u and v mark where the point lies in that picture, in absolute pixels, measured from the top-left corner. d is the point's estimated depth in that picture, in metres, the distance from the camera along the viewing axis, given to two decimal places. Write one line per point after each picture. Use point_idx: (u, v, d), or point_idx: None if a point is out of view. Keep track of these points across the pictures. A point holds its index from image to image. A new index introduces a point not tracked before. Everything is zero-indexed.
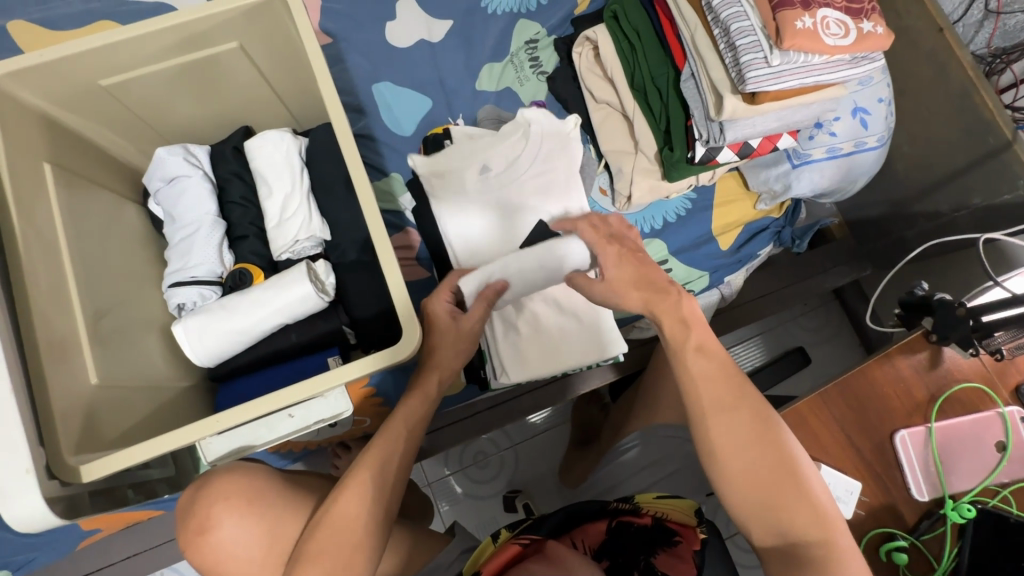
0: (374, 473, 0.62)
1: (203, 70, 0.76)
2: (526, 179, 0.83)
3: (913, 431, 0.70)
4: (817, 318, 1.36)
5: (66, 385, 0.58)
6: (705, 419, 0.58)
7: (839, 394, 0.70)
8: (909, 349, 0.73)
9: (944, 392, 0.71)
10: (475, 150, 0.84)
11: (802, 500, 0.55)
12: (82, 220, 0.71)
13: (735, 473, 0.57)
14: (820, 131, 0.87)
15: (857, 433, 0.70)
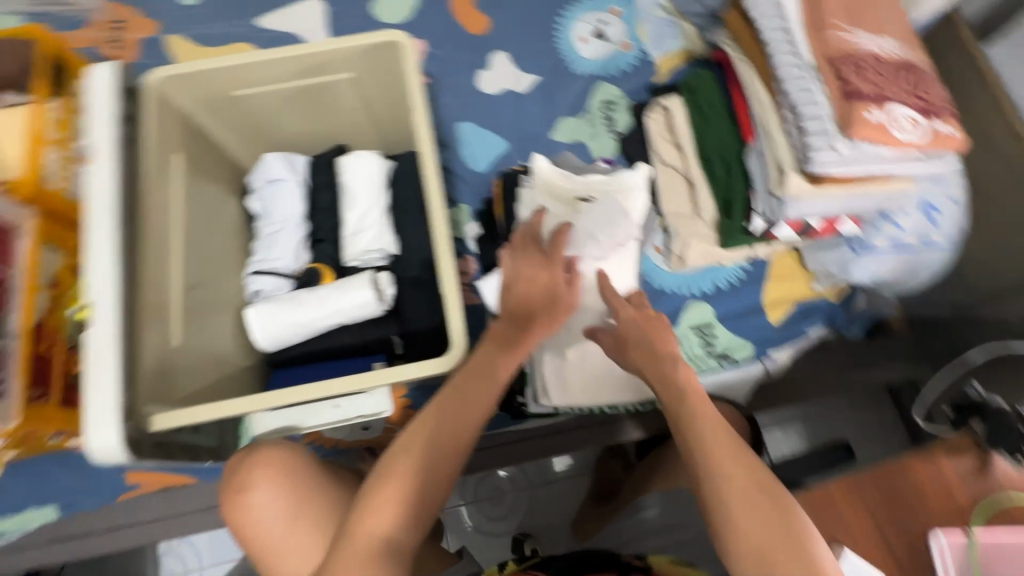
0: (407, 474, 0.61)
1: (318, 92, 0.88)
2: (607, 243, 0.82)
3: (954, 538, 0.64)
4: (867, 414, 1.30)
5: (155, 341, 0.66)
6: (713, 474, 0.57)
7: (873, 483, 0.68)
8: (954, 451, 0.70)
9: (986, 500, 0.67)
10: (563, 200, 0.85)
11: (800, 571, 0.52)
12: (195, 204, 0.82)
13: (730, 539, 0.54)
14: (886, 222, 0.87)
15: (887, 529, 0.66)
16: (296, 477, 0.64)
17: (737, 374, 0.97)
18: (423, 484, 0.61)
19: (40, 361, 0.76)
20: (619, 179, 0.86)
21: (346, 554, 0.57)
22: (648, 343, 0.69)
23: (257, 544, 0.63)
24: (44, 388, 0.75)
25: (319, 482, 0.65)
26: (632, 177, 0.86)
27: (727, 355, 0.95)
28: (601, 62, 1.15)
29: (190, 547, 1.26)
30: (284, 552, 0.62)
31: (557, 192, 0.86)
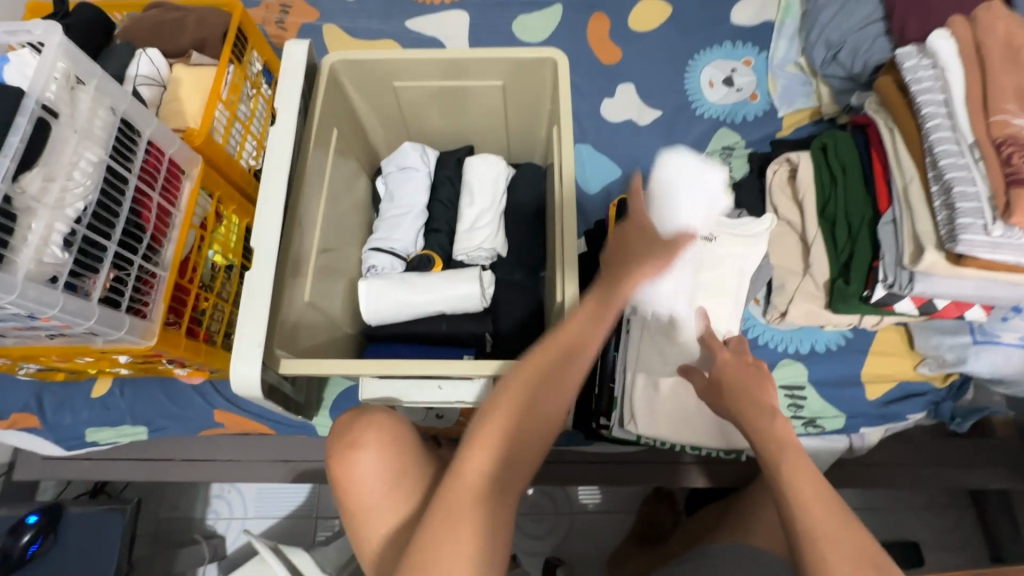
0: (504, 430, 0.60)
1: (465, 95, 0.94)
2: (720, 285, 0.82)
3: None
4: (941, 516, 1.21)
5: (292, 293, 0.72)
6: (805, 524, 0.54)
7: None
8: None
9: None
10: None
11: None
12: (337, 176, 0.89)
13: None
14: (1017, 315, 0.83)
15: None
16: (399, 446, 0.68)
17: (822, 444, 0.93)
18: (519, 443, 0.60)
19: (179, 292, 0.83)
20: (741, 227, 0.82)
21: (451, 493, 0.56)
22: (749, 394, 0.67)
23: (353, 502, 0.66)
24: (176, 316, 0.83)
25: (418, 455, 0.68)
26: (754, 227, 0.82)
27: (814, 421, 0.92)
28: (726, 108, 1.16)
29: (240, 494, 1.31)
30: (378, 515, 0.64)
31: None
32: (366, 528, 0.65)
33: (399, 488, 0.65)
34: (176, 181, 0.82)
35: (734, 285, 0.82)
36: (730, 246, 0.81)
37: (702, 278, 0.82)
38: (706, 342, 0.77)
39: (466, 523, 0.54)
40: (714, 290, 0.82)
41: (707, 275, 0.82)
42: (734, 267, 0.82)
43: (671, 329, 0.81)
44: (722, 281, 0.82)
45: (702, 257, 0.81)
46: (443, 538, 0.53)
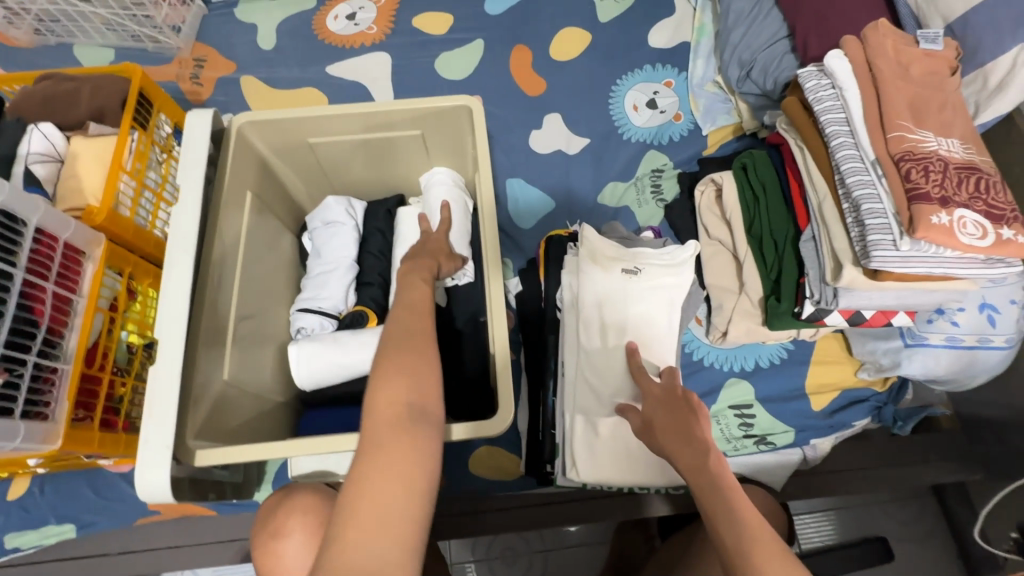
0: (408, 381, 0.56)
1: (384, 146, 0.92)
2: (650, 320, 0.84)
3: None
4: (907, 510, 1.22)
5: (204, 377, 0.68)
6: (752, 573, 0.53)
7: None
8: None
9: None
10: (608, 267, 0.85)
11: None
12: (256, 242, 0.85)
13: None
14: (940, 317, 0.84)
15: None
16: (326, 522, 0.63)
17: (775, 459, 0.92)
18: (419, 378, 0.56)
19: (88, 384, 0.77)
20: (667, 255, 0.86)
21: (368, 427, 0.53)
22: (682, 430, 0.67)
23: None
24: (86, 410, 0.77)
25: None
26: (679, 254, 0.86)
27: (765, 439, 0.92)
28: (652, 131, 1.17)
29: None
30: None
31: (602, 260, 0.85)
32: None
33: None
34: (76, 265, 0.77)
35: (664, 316, 0.85)
36: (655, 279, 0.85)
37: (629, 315, 0.84)
38: (635, 377, 0.78)
39: (399, 445, 0.51)
40: (643, 325, 0.84)
41: (634, 311, 0.85)
42: (663, 299, 0.85)
43: (606, 369, 0.82)
44: (652, 314, 0.85)
45: (630, 291, 0.85)
46: (371, 469, 0.49)
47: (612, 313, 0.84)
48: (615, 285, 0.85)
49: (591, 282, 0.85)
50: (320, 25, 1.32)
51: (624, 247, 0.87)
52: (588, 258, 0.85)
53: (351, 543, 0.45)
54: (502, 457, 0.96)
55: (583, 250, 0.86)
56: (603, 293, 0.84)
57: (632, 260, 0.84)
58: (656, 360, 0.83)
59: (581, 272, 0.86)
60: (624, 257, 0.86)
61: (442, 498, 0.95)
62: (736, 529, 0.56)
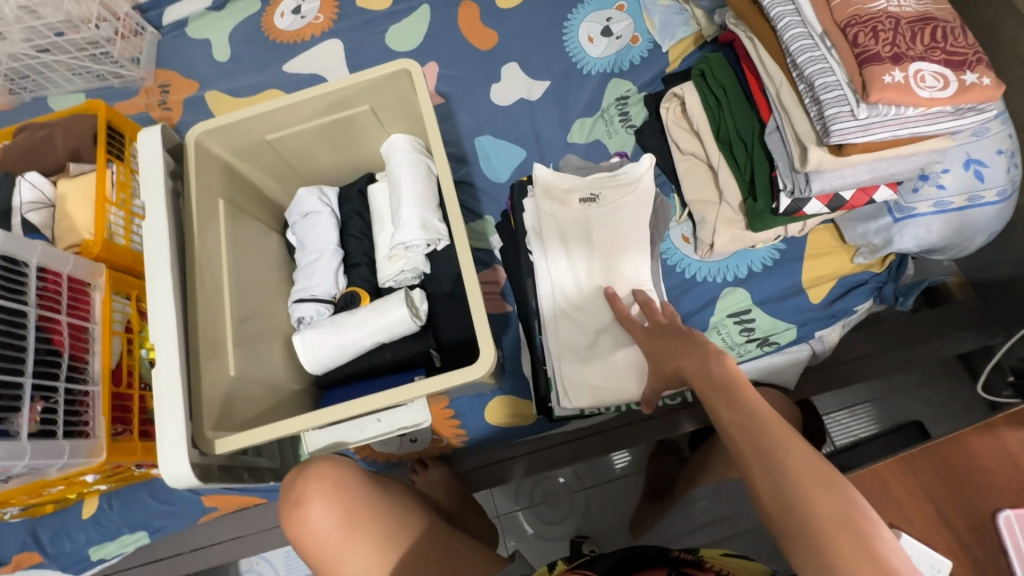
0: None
1: (342, 127, 0.94)
2: (613, 240, 0.90)
3: (1020, 511, 0.56)
4: (938, 390, 1.21)
5: (212, 376, 0.73)
6: (773, 457, 0.54)
7: (930, 465, 0.59)
8: (1017, 421, 0.59)
9: None
10: (565, 201, 0.91)
11: (869, 563, 0.48)
12: (240, 245, 0.89)
13: (806, 524, 0.51)
14: (925, 183, 0.80)
15: (955, 516, 0.57)
16: (348, 489, 0.68)
17: (783, 359, 0.93)
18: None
19: (121, 400, 0.85)
20: (623, 175, 0.91)
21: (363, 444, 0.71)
22: (694, 357, 0.67)
23: (314, 554, 0.68)
24: (124, 424, 0.84)
25: (368, 499, 0.69)
26: (636, 170, 0.91)
27: (768, 339, 0.92)
28: (611, 59, 1.15)
29: (268, 564, 1.27)
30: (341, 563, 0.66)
31: (559, 195, 0.92)
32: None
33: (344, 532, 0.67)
34: (83, 296, 0.82)
35: (626, 231, 0.90)
36: (613, 201, 0.91)
37: (591, 239, 0.90)
38: (624, 321, 0.83)
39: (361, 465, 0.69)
40: (606, 245, 0.89)
41: (595, 234, 0.90)
42: (625, 219, 0.90)
43: (582, 296, 0.88)
44: (612, 236, 0.90)
45: (590, 218, 0.91)
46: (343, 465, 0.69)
47: (577, 244, 0.90)
48: (576, 214, 0.91)
49: (551, 217, 0.91)
50: (269, 25, 1.33)
51: (577, 176, 0.92)
52: (545, 194, 0.92)
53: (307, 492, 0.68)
54: (518, 405, 0.96)
55: (539, 189, 0.92)
56: (564, 223, 0.91)
57: (587, 188, 0.90)
58: (628, 283, 0.88)
59: (540, 211, 0.91)
60: (582, 185, 0.92)
61: (467, 453, 0.99)
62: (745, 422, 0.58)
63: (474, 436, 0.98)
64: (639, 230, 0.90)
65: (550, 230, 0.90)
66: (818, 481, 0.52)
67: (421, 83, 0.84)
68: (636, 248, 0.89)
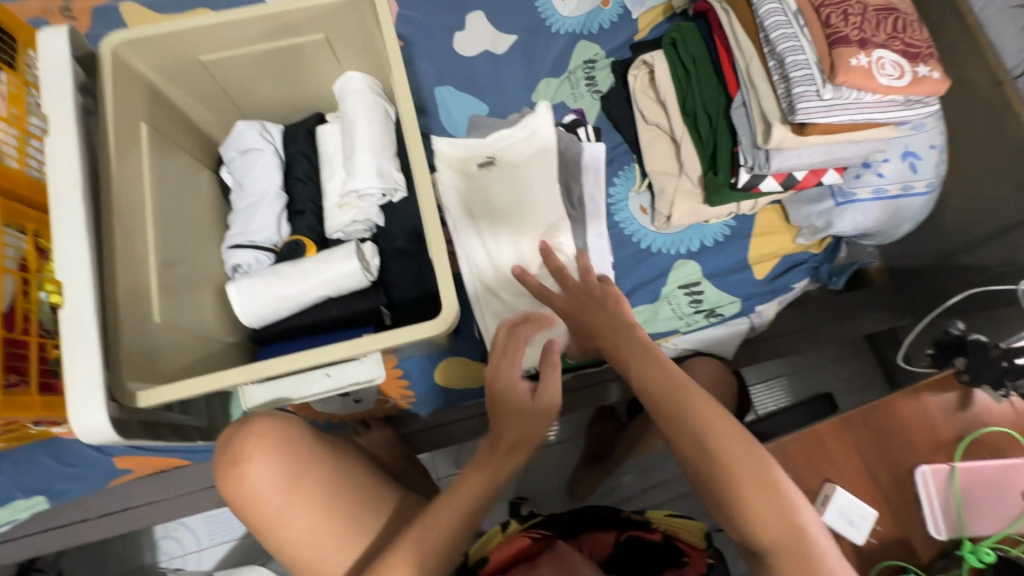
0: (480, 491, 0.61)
1: (290, 57, 0.85)
2: (518, 201, 0.88)
3: (936, 467, 0.61)
4: (849, 366, 1.32)
5: (133, 323, 0.65)
6: (691, 412, 0.57)
7: (862, 423, 0.63)
8: (938, 387, 0.64)
9: (970, 433, 0.62)
10: (464, 168, 0.91)
11: (769, 510, 0.53)
12: (166, 179, 0.78)
13: (714, 471, 0.54)
14: (867, 170, 0.87)
15: (883, 472, 0.62)
16: (297, 445, 0.65)
17: (725, 330, 0.96)
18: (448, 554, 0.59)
19: (16, 347, 0.73)
20: (517, 132, 0.92)
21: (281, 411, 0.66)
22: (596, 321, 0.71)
23: (253, 512, 0.63)
24: (19, 375, 0.73)
25: (318, 455, 0.66)
26: (532, 123, 0.91)
27: (715, 311, 0.96)
28: (580, 19, 1.10)
29: (188, 529, 1.18)
30: (286, 523, 0.62)
31: (457, 165, 0.91)
32: (273, 535, 0.63)
33: (291, 492, 0.63)
34: None
35: (527, 189, 0.89)
36: (513, 163, 0.90)
37: (494, 201, 0.89)
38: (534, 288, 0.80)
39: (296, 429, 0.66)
40: (510, 206, 0.88)
41: (496, 196, 0.89)
42: (527, 174, 0.89)
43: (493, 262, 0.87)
44: (513, 195, 0.89)
45: (489, 178, 0.90)
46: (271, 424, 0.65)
47: (481, 208, 0.89)
48: (475, 178, 0.91)
49: (453, 187, 0.90)
50: None
51: (472, 142, 0.92)
52: (443, 165, 0.91)
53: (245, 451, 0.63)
54: (469, 368, 0.95)
55: (438, 163, 0.92)
56: (466, 193, 0.90)
57: (482, 151, 0.90)
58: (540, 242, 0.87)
59: (442, 184, 0.91)
60: (477, 152, 0.92)
61: (414, 415, 0.97)
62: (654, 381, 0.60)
63: (422, 398, 0.95)
64: (538, 184, 0.89)
65: (458, 202, 0.90)
66: (734, 435, 0.55)
67: (386, 16, 0.76)
68: (540, 205, 0.88)
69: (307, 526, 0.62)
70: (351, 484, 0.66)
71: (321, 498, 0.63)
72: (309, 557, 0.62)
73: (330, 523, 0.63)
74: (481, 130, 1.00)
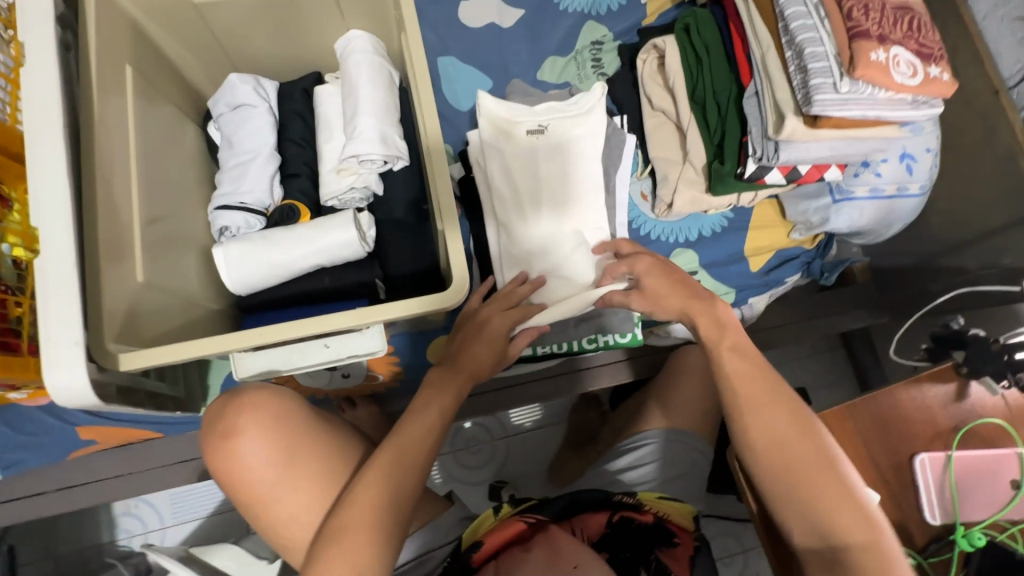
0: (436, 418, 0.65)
1: (291, 8, 0.80)
2: (562, 177, 0.85)
3: (933, 455, 0.64)
4: (823, 361, 1.35)
5: (115, 280, 0.60)
6: (745, 412, 0.63)
7: (867, 410, 0.65)
8: (936, 378, 0.67)
9: (966, 424, 0.65)
10: (511, 133, 0.86)
11: (839, 504, 0.58)
12: (150, 129, 0.72)
13: (772, 467, 0.61)
14: (866, 169, 0.89)
15: (881, 456, 0.65)
16: (288, 421, 0.61)
17: None
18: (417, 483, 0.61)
19: None
20: (572, 106, 0.86)
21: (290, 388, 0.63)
22: (675, 303, 0.71)
23: (245, 494, 0.60)
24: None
25: (310, 431, 0.62)
26: (588, 100, 0.86)
27: None
28: None
29: (150, 506, 1.12)
30: (281, 503, 0.59)
31: (503, 127, 0.86)
32: (268, 518, 0.60)
33: (288, 474, 0.59)
34: None
35: (573, 167, 0.85)
36: (561, 135, 0.85)
37: (536, 173, 0.85)
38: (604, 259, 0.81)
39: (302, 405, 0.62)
40: (553, 181, 0.85)
41: (541, 168, 0.85)
42: (578, 152, 0.85)
43: (523, 236, 0.84)
44: (558, 172, 0.85)
45: (537, 150, 0.85)
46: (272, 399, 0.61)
47: (523, 179, 0.85)
48: (522, 146, 0.86)
49: (494, 150, 0.86)
50: None
51: (524, 107, 0.86)
52: (489, 127, 0.86)
53: (235, 428, 0.59)
54: None
55: (481, 121, 0.87)
56: (508, 159, 0.85)
57: (533, 120, 0.84)
58: (579, 224, 0.85)
59: (483, 146, 0.86)
60: (528, 119, 0.86)
61: (402, 393, 0.94)
62: (731, 371, 0.65)
63: (413, 377, 0.92)
64: (586, 167, 0.85)
65: (496, 167, 0.85)
66: (791, 433, 0.61)
67: None
68: (582, 185, 0.85)
69: (301, 507, 0.59)
70: (343, 461, 0.62)
71: (314, 477, 0.60)
72: (306, 539, 0.59)
73: (323, 502, 0.60)
74: (518, 92, 0.95)
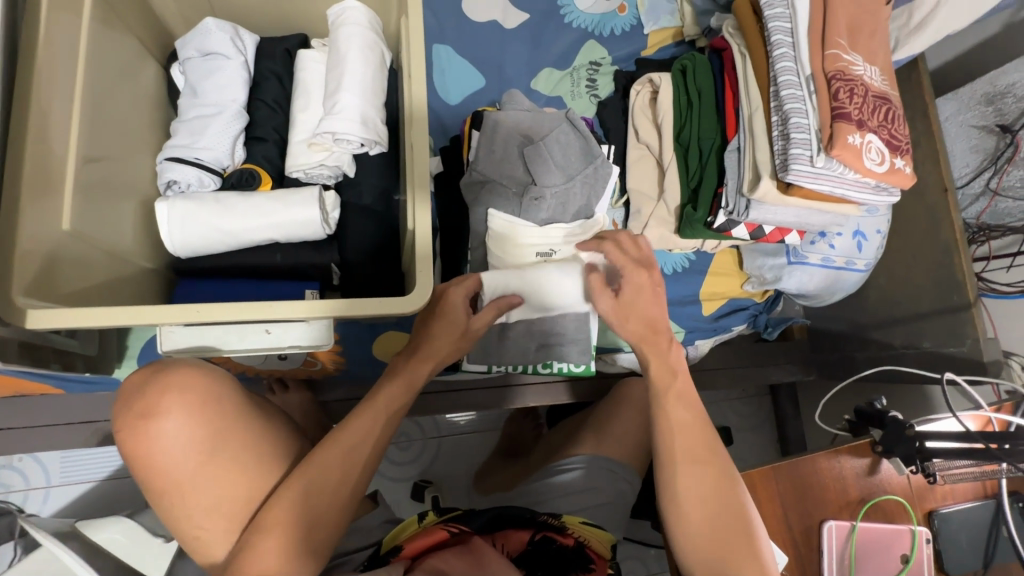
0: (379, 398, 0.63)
1: None
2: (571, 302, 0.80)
3: (839, 523, 0.69)
4: (750, 405, 1.42)
5: (38, 223, 0.53)
6: (676, 460, 0.62)
7: (789, 473, 0.69)
8: (855, 452, 0.72)
9: (872, 498, 0.71)
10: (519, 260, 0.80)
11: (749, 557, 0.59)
12: (105, 61, 0.65)
13: (687, 522, 0.61)
14: (822, 239, 0.95)
15: (795, 516, 0.69)
16: (217, 404, 0.57)
17: None
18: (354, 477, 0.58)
19: None
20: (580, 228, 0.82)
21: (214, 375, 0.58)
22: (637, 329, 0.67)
23: (158, 480, 0.54)
24: None
25: (240, 417, 0.58)
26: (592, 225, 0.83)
27: None
28: (595, 18, 1.07)
29: (37, 462, 1.02)
30: (198, 491, 0.54)
31: (513, 249, 0.80)
32: (184, 505, 0.55)
33: (204, 463, 0.55)
34: None
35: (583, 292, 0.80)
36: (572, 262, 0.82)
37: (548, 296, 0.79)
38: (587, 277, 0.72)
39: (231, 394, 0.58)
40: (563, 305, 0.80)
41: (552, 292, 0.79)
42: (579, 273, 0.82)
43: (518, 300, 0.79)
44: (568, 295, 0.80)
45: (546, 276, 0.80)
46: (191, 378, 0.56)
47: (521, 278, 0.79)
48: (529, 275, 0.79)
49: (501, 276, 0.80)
50: None
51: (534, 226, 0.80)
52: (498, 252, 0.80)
53: (158, 397, 0.54)
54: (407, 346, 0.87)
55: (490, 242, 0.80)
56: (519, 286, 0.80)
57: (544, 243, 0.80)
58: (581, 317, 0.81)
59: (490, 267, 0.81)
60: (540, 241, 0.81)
61: (338, 382, 0.90)
62: (672, 410, 0.65)
63: (355, 368, 0.88)
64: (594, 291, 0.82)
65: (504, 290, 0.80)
66: (714, 488, 0.61)
67: None
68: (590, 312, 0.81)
69: (220, 496, 0.55)
70: (272, 444, 0.59)
71: (235, 464, 0.56)
72: (222, 530, 0.55)
73: (244, 491, 0.56)
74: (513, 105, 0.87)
